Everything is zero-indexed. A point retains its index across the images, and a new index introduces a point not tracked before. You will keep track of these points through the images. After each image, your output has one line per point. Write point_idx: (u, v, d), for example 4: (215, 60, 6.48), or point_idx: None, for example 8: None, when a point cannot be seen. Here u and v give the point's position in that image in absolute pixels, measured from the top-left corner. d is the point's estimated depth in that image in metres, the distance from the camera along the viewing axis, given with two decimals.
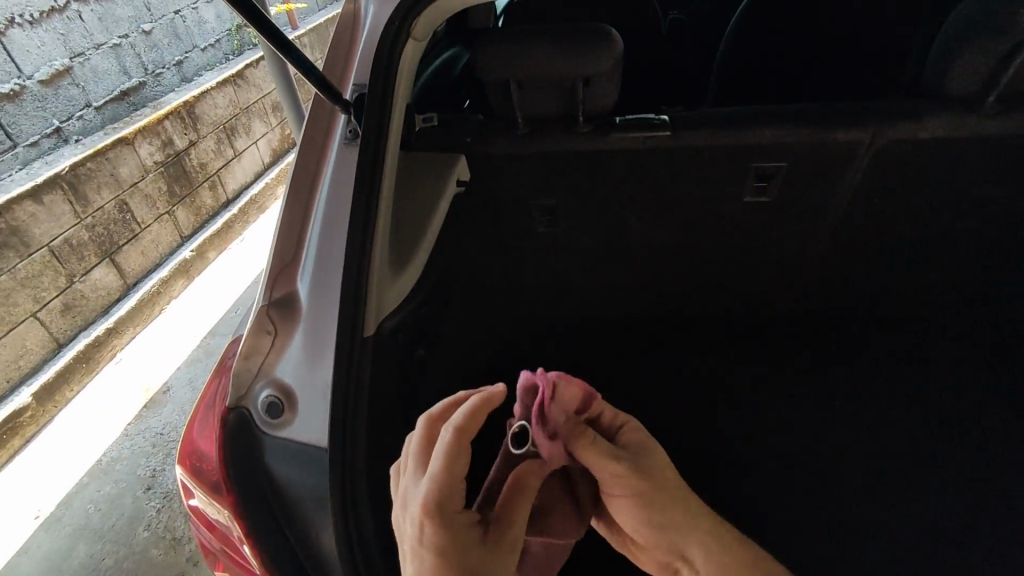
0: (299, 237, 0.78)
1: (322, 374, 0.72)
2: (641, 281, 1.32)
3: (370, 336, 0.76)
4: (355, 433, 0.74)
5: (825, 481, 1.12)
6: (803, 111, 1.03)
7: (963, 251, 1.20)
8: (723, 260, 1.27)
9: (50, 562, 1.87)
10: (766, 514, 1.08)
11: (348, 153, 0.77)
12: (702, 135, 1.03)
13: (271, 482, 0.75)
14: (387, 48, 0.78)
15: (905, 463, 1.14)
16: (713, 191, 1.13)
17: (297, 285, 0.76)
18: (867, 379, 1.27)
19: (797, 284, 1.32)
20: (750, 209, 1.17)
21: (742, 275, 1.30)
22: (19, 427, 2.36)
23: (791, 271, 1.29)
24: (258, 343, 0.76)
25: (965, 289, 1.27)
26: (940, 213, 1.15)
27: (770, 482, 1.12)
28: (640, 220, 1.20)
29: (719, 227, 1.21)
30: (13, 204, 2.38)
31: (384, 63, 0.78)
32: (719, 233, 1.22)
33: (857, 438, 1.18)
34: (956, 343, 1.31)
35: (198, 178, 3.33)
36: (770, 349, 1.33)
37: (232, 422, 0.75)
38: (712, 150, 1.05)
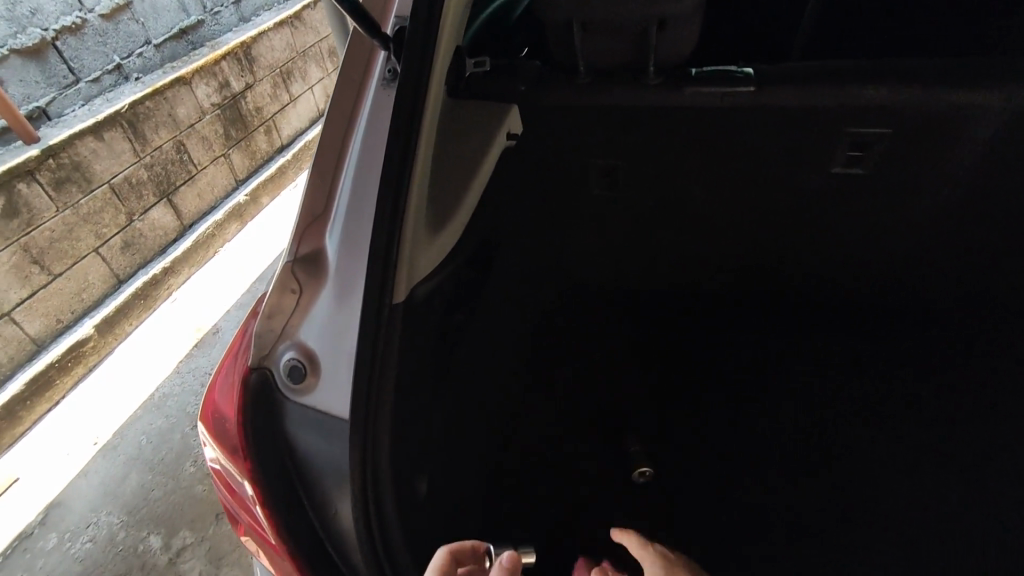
0: (330, 190, 0.71)
1: (348, 343, 0.66)
2: (704, 255, 1.20)
3: (399, 302, 0.70)
4: (379, 406, 0.68)
5: (895, 489, 1.00)
6: (919, 67, 0.87)
7: None
8: (799, 237, 1.14)
9: (105, 487, 1.98)
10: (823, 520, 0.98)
11: (385, 96, 0.68)
12: (791, 92, 0.89)
13: (290, 449, 0.71)
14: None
15: (992, 479, 1.00)
16: (796, 159, 1.00)
17: (325, 243, 0.69)
18: (957, 382, 1.12)
19: (883, 269, 1.17)
20: (839, 179, 1.02)
21: (819, 255, 1.16)
22: (82, 356, 2.48)
23: (878, 255, 1.14)
24: (282, 302, 0.70)
25: None
26: None
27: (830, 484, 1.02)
28: (709, 187, 1.08)
29: (799, 201, 1.07)
30: (74, 140, 2.43)
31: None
32: (798, 208, 1.08)
33: (939, 446, 1.05)
34: None
35: (255, 122, 3.33)
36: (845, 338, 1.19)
37: (253, 384, 0.71)
38: (803, 108, 0.91)
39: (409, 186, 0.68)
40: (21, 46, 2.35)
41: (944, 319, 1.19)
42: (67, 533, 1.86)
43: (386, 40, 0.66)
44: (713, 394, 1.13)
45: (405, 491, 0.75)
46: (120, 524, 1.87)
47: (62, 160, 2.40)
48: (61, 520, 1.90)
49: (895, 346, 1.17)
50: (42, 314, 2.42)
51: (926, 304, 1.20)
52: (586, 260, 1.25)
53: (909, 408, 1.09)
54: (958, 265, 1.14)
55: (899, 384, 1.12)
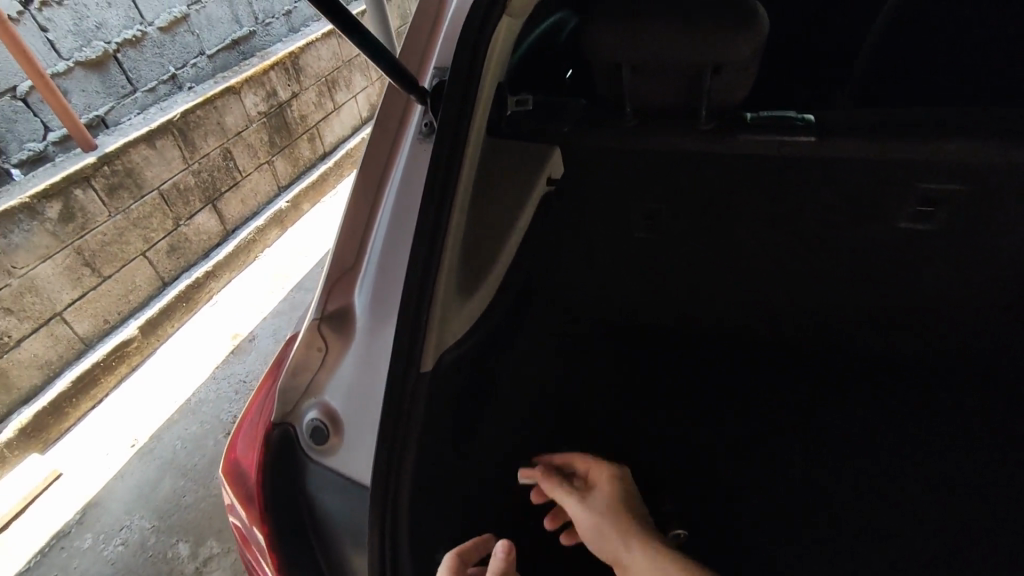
0: (360, 243, 0.68)
1: (372, 407, 0.64)
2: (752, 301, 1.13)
3: (427, 370, 0.66)
4: (403, 472, 0.66)
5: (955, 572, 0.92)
6: (1003, 119, 0.80)
7: None
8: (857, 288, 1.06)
9: (140, 490, 2.02)
10: None
11: (421, 150, 0.65)
12: (858, 142, 0.82)
13: (309, 510, 0.69)
14: (479, 20, 0.66)
15: None
16: (858, 209, 0.92)
17: (353, 300, 0.67)
18: None
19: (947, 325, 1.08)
20: (904, 234, 0.94)
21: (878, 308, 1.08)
22: (126, 356, 2.55)
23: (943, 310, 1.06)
24: (307, 358, 0.68)
25: None
26: None
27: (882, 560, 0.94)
28: (758, 233, 1.02)
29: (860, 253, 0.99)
30: (128, 147, 2.50)
31: (472, 42, 0.65)
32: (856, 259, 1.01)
33: None
34: None
35: (299, 131, 3.39)
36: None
37: (274, 442, 0.68)
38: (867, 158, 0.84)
39: (442, 245, 0.65)
40: (85, 58, 2.44)
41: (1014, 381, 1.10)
42: (102, 535, 1.91)
43: (422, 93, 0.64)
44: (761, 451, 1.04)
45: (426, 557, 0.71)
46: (152, 529, 1.90)
47: (117, 167, 2.47)
48: (98, 520, 1.95)
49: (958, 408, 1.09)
50: (91, 315, 2.50)
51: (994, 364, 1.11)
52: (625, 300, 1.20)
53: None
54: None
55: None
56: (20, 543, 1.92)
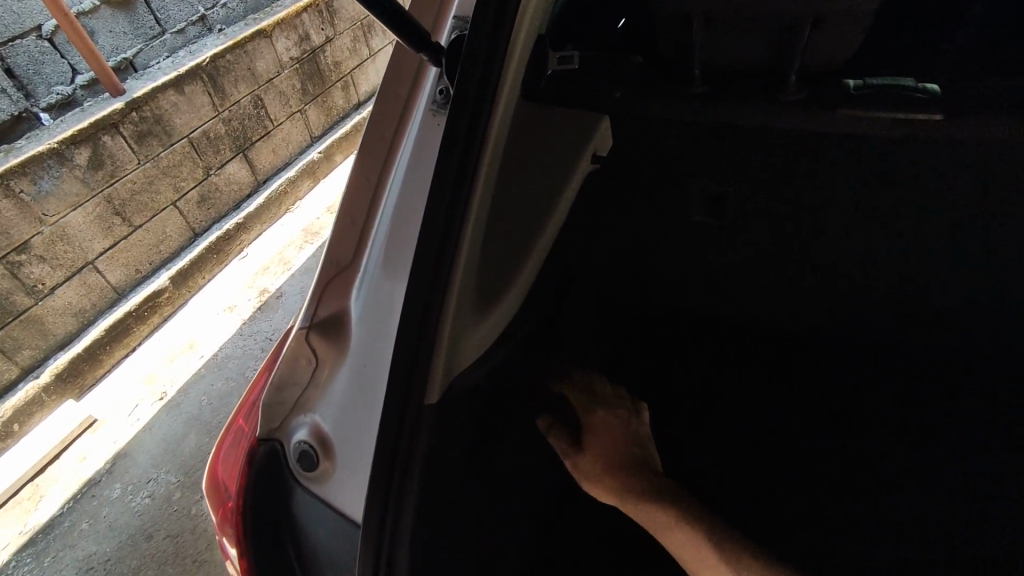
0: (359, 237, 0.56)
1: (365, 435, 0.53)
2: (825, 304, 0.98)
3: (431, 401, 0.54)
4: (401, 514, 0.55)
5: None
6: None
7: None
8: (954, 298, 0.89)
9: (167, 443, 2.03)
10: None
11: (433, 124, 0.52)
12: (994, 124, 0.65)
13: (295, 542, 0.59)
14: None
15: None
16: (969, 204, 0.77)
17: (348, 305, 0.55)
18: None
19: None
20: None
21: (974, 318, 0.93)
22: (159, 306, 2.55)
23: None
24: (296, 367, 0.58)
25: None
26: None
27: None
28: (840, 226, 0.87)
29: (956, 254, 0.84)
30: (156, 92, 2.40)
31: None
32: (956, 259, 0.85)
33: None
34: None
35: (332, 78, 3.24)
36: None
37: (258, 460, 0.59)
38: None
39: (454, 249, 0.51)
40: None
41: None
42: (130, 486, 1.93)
43: (436, 51, 0.50)
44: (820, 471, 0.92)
45: None
46: (178, 484, 1.90)
47: (145, 113, 2.38)
48: (126, 471, 1.97)
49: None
50: (123, 264, 2.48)
51: None
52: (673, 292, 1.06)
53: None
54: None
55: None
56: (51, 490, 1.95)
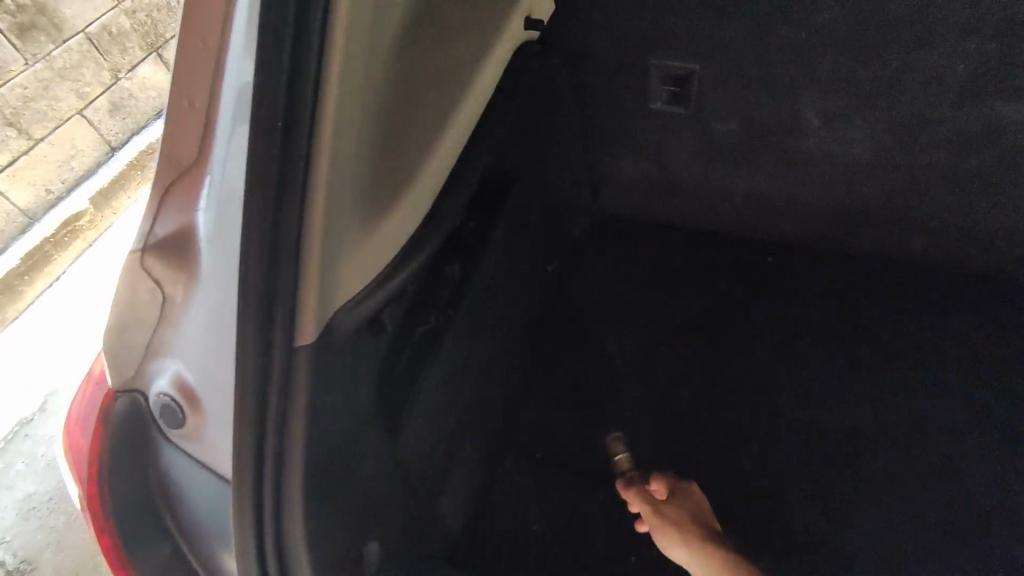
0: (197, 126, 0.40)
1: (226, 384, 0.43)
2: (784, 188, 0.93)
3: (306, 342, 0.41)
4: (289, 477, 0.44)
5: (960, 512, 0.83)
6: None
7: None
8: (917, 174, 0.85)
9: None
10: (873, 543, 0.81)
11: None
12: None
13: (171, 506, 0.49)
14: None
15: None
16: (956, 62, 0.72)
17: (191, 222, 0.42)
18: None
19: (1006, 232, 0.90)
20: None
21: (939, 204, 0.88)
22: (80, 230, 1.92)
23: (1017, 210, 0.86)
24: (136, 304, 0.44)
25: None
26: None
27: (885, 499, 0.84)
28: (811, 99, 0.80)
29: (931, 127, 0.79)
30: None
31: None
32: (931, 132, 0.80)
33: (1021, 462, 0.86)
34: None
35: None
36: (935, 319, 0.97)
37: (114, 419, 0.47)
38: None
39: (310, 126, 0.37)
40: None
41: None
42: None
43: None
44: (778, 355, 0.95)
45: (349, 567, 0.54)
46: None
47: None
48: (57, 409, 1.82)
49: (1001, 336, 0.95)
50: None
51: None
52: None
53: (1013, 415, 0.89)
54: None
55: (1002, 387, 0.91)
56: None
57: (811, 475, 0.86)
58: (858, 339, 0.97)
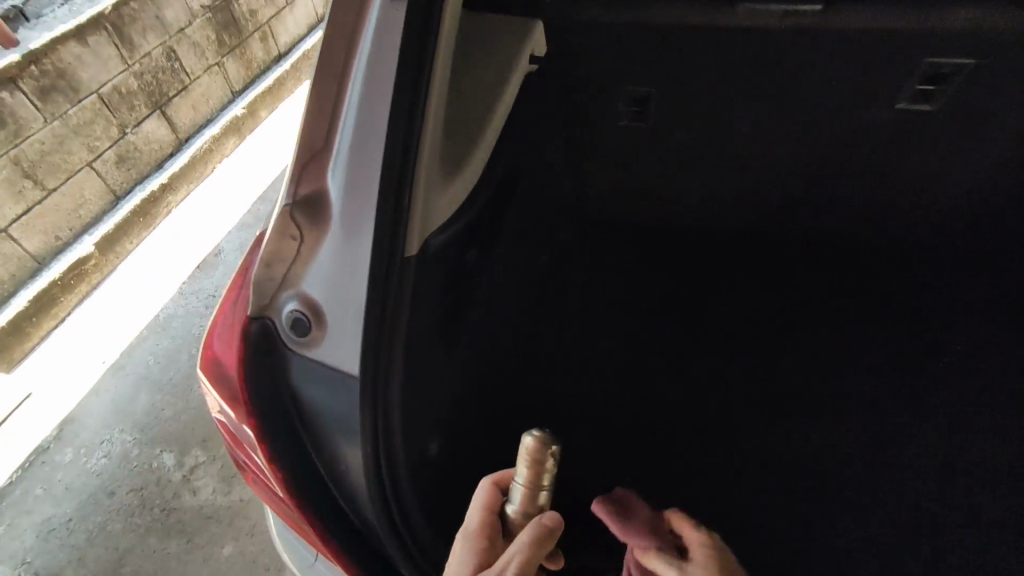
0: (330, 120, 0.61)
1: (356, 298, 0.60)
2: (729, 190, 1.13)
3: (411, 254, 0.64)
4: (392, 359, 0.64)
5: (889, 437, 1.02)
6: None
7: None
8: (832, 172, 1.07)
9: (117, 406, 2.00)
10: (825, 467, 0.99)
11: (393, 11, 0.57)
12: None
13: (296, 403, 0.67)
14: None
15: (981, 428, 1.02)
16: (850, 98, 0.93)
17: (326, 185, 0.61)
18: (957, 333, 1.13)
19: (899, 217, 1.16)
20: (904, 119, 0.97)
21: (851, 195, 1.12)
22: (85, 273, 2.34)
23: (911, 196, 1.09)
24: (280, 246, 0.63)
25: None
26: None
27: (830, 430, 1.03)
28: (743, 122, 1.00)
29: (831, 143, 1.00)
30: (57, 45, 2.15)
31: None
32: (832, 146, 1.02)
33: (934, 397, 1.06)
34: None
35: (250, 28, 2.95)
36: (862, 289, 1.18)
37: (252, 338, 0.65)
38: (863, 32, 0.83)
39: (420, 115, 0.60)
40: None
41: (960, 266, 1.21)
42: (83, 449, 1.90)
43: None
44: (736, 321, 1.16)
45: (414, 452, 0.71)
46: (134, 442, 1.89)
47: (46, 67, 2.13)
48: (76, 436, 1.94)
49: (914, 302, 1.17)
50: (41, 232, 2.23)
51: (931, 255, 1.21)
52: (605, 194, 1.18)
53: (922, 366, 1.10)
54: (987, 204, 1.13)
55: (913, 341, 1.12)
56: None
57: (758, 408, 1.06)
58: (797, 309, 1.19)
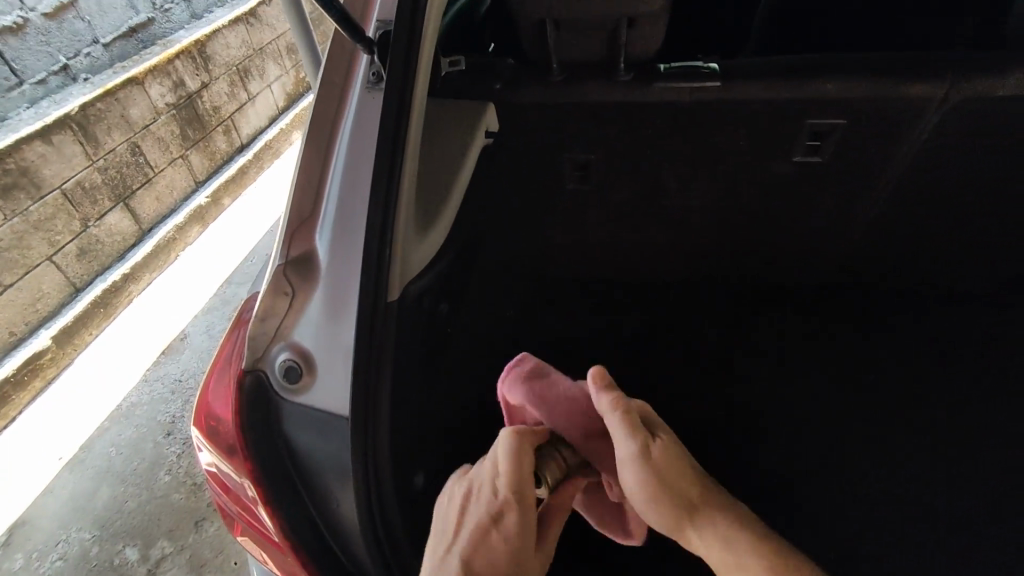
0: (318, 191, 0.72)
1: (345, 342, 0.68)
2: (669, 239, 1.25)
3: (393, 301, 0.72)
4: (378, 397, 0.71)
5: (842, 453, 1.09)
6: (868, 61, 0.93)
7: (1004, 228, 1.15)
8: (761, 221, 1.19)
9: (76, 502, 1.92)
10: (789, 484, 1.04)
11: (371, 100, 0.70)
12: (769, 84, 0.94)
13: (288, 447, 0.72)
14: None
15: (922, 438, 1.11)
16: (764, 156, 1.06)
17: (315, 245, 0.71)
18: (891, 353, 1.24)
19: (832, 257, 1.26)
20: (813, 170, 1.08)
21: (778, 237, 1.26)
22: (40, 368, 2.29)
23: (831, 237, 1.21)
24: (273, 303, 0.70)
25: (995, 266, 1.24)
26: (994, 186, 1.08)
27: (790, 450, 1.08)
28: (676, 178, 1.13)
29: (754, 194, 1.14)
30: (21, 144, 2.21)
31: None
32: (756, 198, 1.15)
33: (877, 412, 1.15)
34: (993, 322, 1.25)
35: (213, 122, 3.08)
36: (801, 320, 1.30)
37: (247, 389, 0.71)
38: (757, 103, 0.96)
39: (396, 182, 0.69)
40: None
41: None
42: (37, 552, 1.80)
43: (369, 45, 0.67)
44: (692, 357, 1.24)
45: (397, 485, 0.75)
46: (94, 539, 1.81)
47: (10, 166, 2.18)
48: (29, 538, 1.84)
49: None
50: None
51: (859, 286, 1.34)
52: (562, 250, 1.29)
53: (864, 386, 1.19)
54: (930, 244, 1.19)
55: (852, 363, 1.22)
56: None
57: (739, 446, 1.09)
58: None
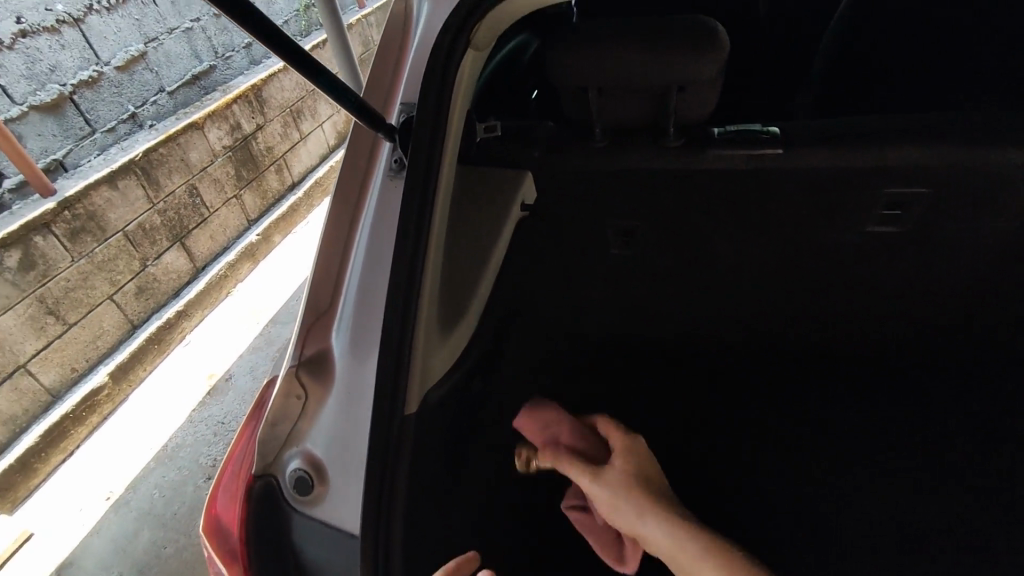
0: (336, 286, 0.68)
1: (358, 452, 0.62)
2: (721, 306, 1.15)
3: (412, 411, 0.65)
4: (394, 515, 0.63)
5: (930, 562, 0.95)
6: (943, 128, 0.85)
7: None
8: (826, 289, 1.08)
9: (118, 545, 1.93)
10: None
11: (393, 188, 0.65)
12: (830, 152, 0.86)
13: (298, 563, 0.66)
14: (457, 24, 0.63)
15: None
16: (829, 224, 0.96)
17: (331, 343, 0.66)
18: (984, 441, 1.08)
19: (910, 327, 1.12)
20: (883, 240, 0.97)
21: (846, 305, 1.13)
22: (97, 405, 2.35)
23: (907, 307, 1.08)
24: (286, 406, 0.66)
25: None
26: None
27: None
28: (728, 244, 1.03)
29: (817, 262, 1.03)
30: (89, 190, 2.32)
31: (443, 57, 0.63)
32: (820, 264, 1.03)
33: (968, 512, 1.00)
34: None
35: (266, 162, 3.17)
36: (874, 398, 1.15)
37: (255, 497, 0.66)
38: (819, 170, 0.87)
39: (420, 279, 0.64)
40: (40, 102, 2.27)
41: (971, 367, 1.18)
42: None
43: (390, 131, 0.62)
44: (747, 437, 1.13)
45: None
46: None
47: (78, 211, 2.29)
48: None
49: None
50: (58, 365, 2.29)
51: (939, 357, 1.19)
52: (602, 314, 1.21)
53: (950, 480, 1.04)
54: None
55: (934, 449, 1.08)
56: None
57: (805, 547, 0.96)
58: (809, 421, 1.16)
